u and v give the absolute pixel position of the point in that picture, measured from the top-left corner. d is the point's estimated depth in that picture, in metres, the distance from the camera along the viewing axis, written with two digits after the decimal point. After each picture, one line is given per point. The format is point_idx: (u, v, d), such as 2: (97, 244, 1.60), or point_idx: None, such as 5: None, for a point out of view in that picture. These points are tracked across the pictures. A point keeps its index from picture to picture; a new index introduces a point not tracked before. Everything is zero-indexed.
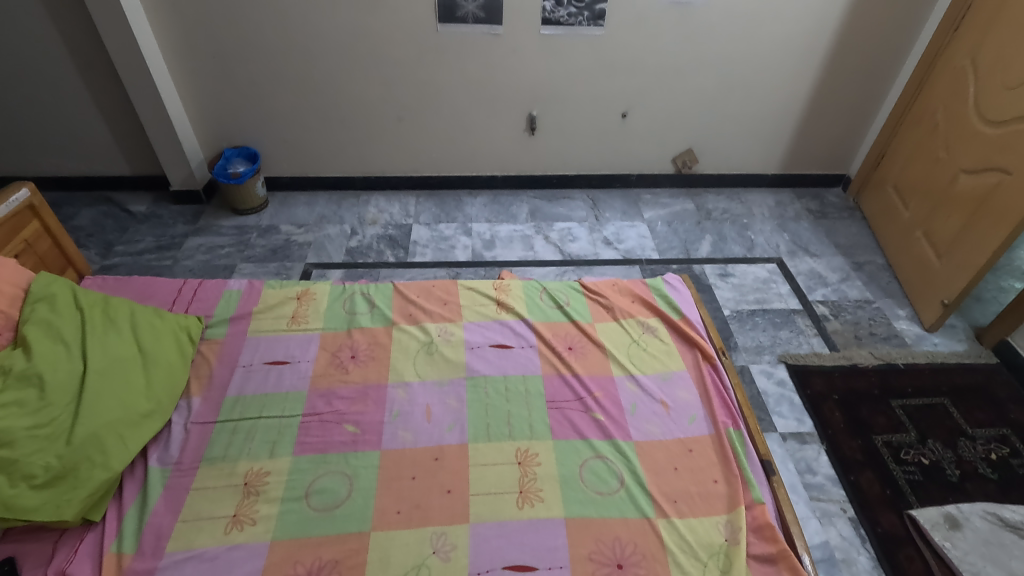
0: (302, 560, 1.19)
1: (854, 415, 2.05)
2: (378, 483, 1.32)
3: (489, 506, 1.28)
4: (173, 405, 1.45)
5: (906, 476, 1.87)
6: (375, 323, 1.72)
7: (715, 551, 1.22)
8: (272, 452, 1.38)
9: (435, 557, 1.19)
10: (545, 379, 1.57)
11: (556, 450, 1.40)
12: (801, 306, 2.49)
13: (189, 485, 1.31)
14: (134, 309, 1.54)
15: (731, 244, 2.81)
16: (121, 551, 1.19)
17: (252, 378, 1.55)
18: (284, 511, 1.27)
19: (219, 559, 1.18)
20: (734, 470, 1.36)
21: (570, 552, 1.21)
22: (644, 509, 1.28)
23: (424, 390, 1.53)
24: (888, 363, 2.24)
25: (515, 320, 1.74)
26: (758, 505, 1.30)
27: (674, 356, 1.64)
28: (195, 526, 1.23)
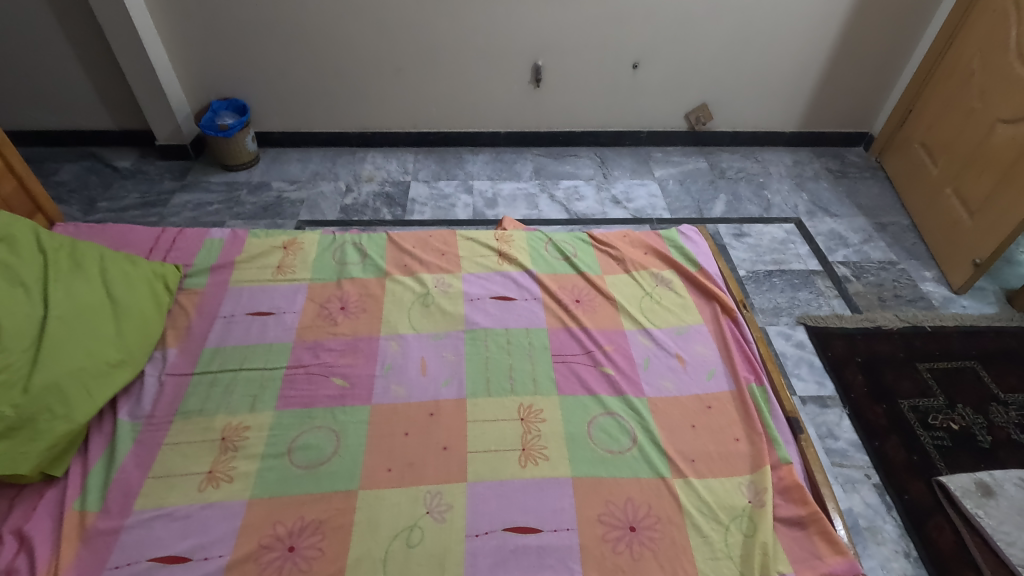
0: (282, 520, 1.07)
1: (878, 379, 1.92)
2: (368, 440, 1.21)
3: (488, 465, 1.17)
4: (147, 355, 1.33)
5: (934, 441, 1.76)
6: (366, 274, 1.59)
7: (738, 513, 1.10)
8: (252, 406, 1.26)
9: (429, 518, 1.08)
10: (550, 333, 1.45)
11: (562, 407, 1.29)
12: (821, 267, 2.36)
13: (161, 440, 1.20)
14: (104, 254, 1.41)
15: (746, 203, 2.67)
16: (84, 509, 1.08)
17: (234, 329, 1.43)
18: (265, 468, 1.16)
19: (192, 518, 1.07)
20: (758, 427, 1.23)
21: (577, 514, 1.09)
22: (658, 468, 1.17)
23: (419, 343, 1.42)
24: (914, 325, 2.11)
25: (518, 271, 1.61)
26: (785, 465, 1.16)
27: (691, 309, 1.50)
28: (167, 483, 1.12)
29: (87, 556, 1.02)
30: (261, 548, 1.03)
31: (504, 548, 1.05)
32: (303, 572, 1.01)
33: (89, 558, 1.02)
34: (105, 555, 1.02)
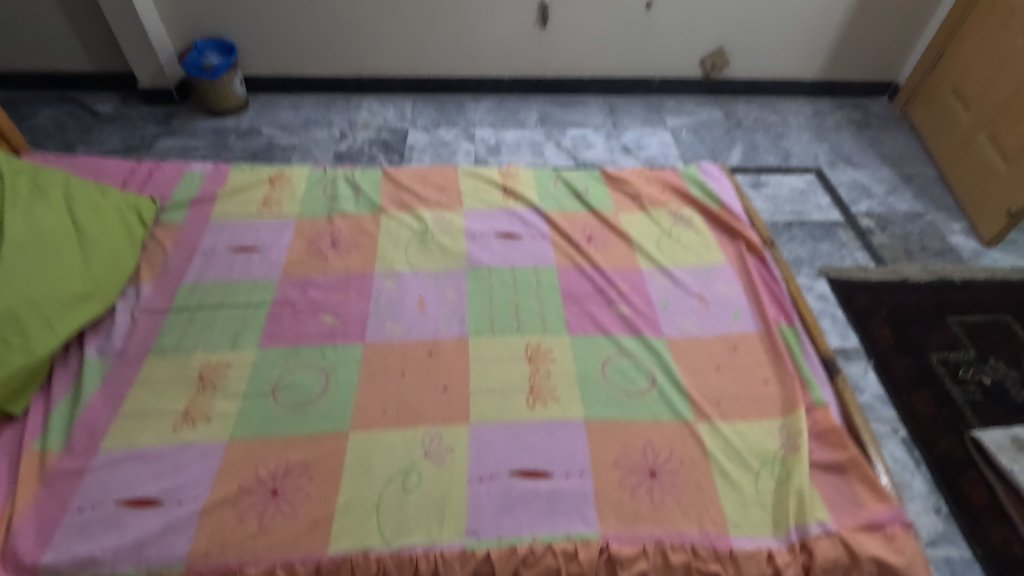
0: (265, 462, 0.97)
1: (905, 332, 1.81)
2: (360, 380, 1.10)
3: (493, 406, 1.06)
4: (118, 290, 1.21)
5: (965, 395, 1.66)
6: (359, 210, 1.46)
7: (769, 459, 0.99)
8: (233, 343, 1.15)
9: (428, 461, 0.98)
10: (560, 271, 1.33)
11: (574, 347, 1.17)
12: (843, 218, 2.22)
13: (133, 378, 1.08)
14: (70, 181, 1.28)
15: (764, 153, 2.52)
16: (45, 449, 0.97)
17: (215, 265, 1.31)
18: (246, 407, 1.05)
19: (165, 459, 0.97)
20: (790, 368, 1.12)
21: (590, 457, 0.99)
22: (681, 411, 1.06)
23: (417, 280, 1.30)
24: (942, 278, 1.99)
25: (525, 208, 1.48)
26: (821, 408, 1.05)
27: (713, 248, 1.38)
28: (138, 422, 1.02)
29: (47, 498, 0.92)
30: (241, 492, 0.93)
31: (511, 493, 0.94)
32: (287, 516, 0.91)
33: (49, 500, 0.91)
34: (67, 498, 0.92)
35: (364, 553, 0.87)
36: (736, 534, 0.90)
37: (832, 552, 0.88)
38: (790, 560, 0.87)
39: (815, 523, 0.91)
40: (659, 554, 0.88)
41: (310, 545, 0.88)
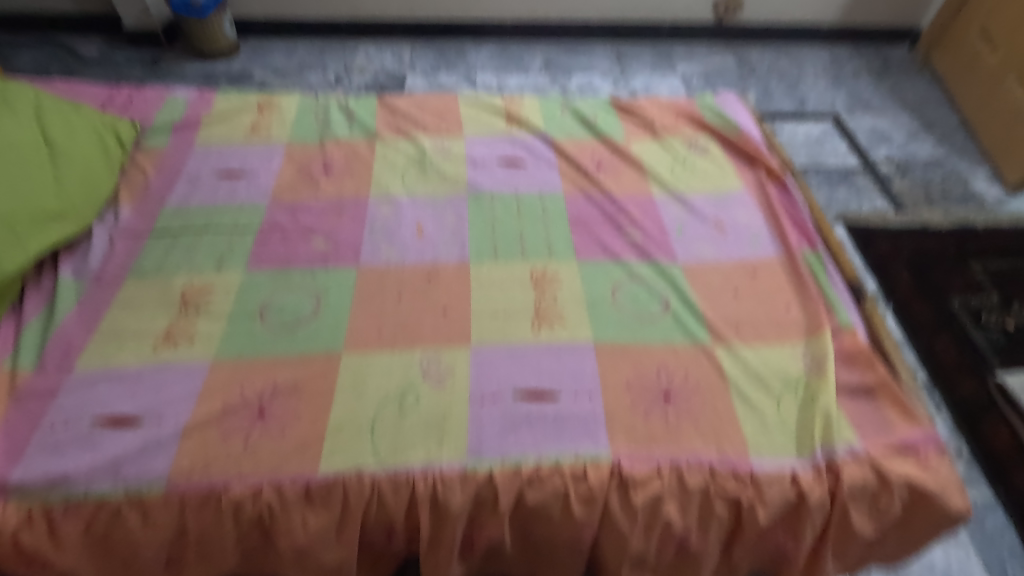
0: (251, 382, 0.91)
1: (926, 277, 1.73)
2: (353, 302, 1.03)
3: (496, 330, 1.00)
4: (95, 212, 1.14)
5: (987, 340, 1.59)
6: (353, 136, 1.36)
7: (793, 382, 0.93)
8: (219, 265, 1.07)
9: (427, 382, 0.91)
10: (567, 198, 1.24)
11: (582, 271, 1.10)
12: (861, 164, 2.13)
13: (110, 300, 1.01)
14: (41, 96, 1.19)
15: (778, 100, 2.40)
16: (16, 368, 0.91)
17: (199, 189, 1.23)
18: (232, 328, 0.98)
19: (144, 378, 0.90)
20: (814, 292, 1.04)
21: (600, 380, 0.93)
22: (697, 335, 0.99)
23: (414, 205, 1.22)
24: (964, 223, 1.90)
25: (529, 135, 1.39)
26: (847, 331, 0.98)
27: (730, 175, 1.29)
28: (116, 341, 0.95)
29: (18, 415, 0.86)
30: (225, 412, 0.87)
31: (514, 415, 0.88)
32: (274, 438, 0.84)
33: (19, 420, 0.85)
34: (39, 417, 0.85)
35: (357, 473, 0.82)
36: (757, 456, 0.84)
37: (860, 475, 0.82)
38: (815, 483, 0.81)
39: (842, 446, 0.84)
40: (675, 477, 0.82)
41: (299, 466, 0.82)
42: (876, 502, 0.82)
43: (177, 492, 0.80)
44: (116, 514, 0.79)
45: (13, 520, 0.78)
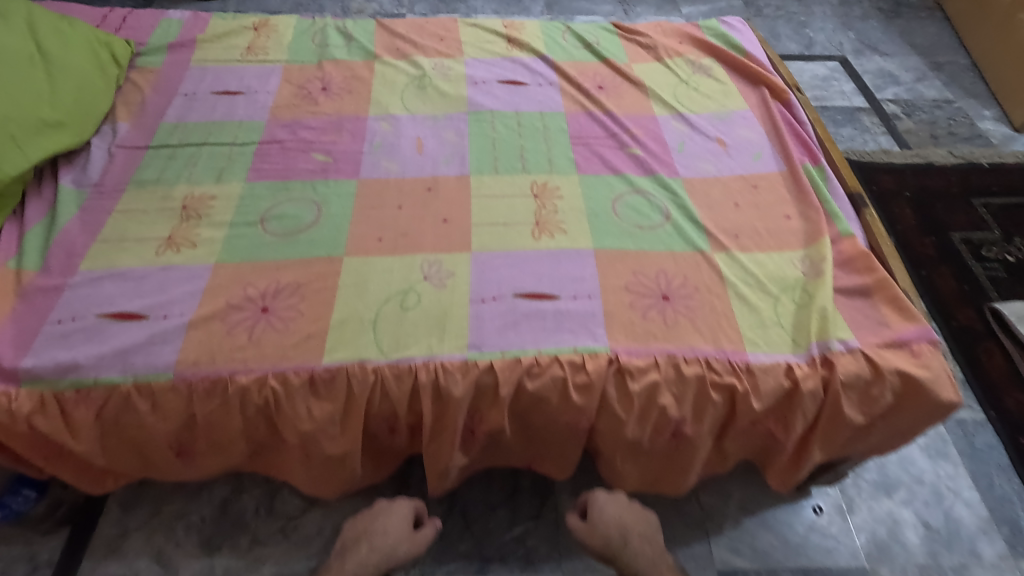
0: (254, 283, 0.92)
1: (928, 212, 1.72)
2: (353, 211, 1.03)
3: (496, 236, 1.00)
4: (92, 126, 1.13)
5: (987, 272, 1.59)
6: (351, 57, 1.34)
7: (790, 285, 0.93)
8: (219, 177, 1.07)
9: (428, 283, 0.92)
10: (569, 117, 1.22)
11: (583, 185, 1.09)
12: (868, 104, 2.09)
13: (112, 207, 1.01)
14: (30, 4, 1.15)
15: (785, 41, 2.35)
16: (21, 268, 0.91)
17: (197, 106, 1.21)
18: (234, 235, 0.98)
19: (148, 279, 0.91)
20: (814, 202, 1.04)
21: (600, 283, 0.94)
22: (697, 243, 0.99)
23: (413, 123, 1.20)
24: (970, 161, 1.88)
25: (530, 57, 1.36)
26: (847, 238, 0.98)
27: (734, 95, 1.27)
28: (118, 246, 0.95)
29: (25, 311, 0.87)
30: (229, 308, 0.88)
31: (514, 313, 0.89)
32: (278, 331, 0.86)
33: (26, 314, 0.87)
34: (46, 311, 0.87)
35: (360, 364, 0.83)
36: (753, 350, 0.86)
37: (854, 367, 0.84)
38: (808, 374, 0.83)
39: (837, 341, 0.86)
40: (672, 368, 0.84)
41: (303, 357, 0.84)
42: (867, 392, 0.84)
43: (184, 380, 0.82)
44: (127, 401, 0.82)
45: (26, 406, 0.80)
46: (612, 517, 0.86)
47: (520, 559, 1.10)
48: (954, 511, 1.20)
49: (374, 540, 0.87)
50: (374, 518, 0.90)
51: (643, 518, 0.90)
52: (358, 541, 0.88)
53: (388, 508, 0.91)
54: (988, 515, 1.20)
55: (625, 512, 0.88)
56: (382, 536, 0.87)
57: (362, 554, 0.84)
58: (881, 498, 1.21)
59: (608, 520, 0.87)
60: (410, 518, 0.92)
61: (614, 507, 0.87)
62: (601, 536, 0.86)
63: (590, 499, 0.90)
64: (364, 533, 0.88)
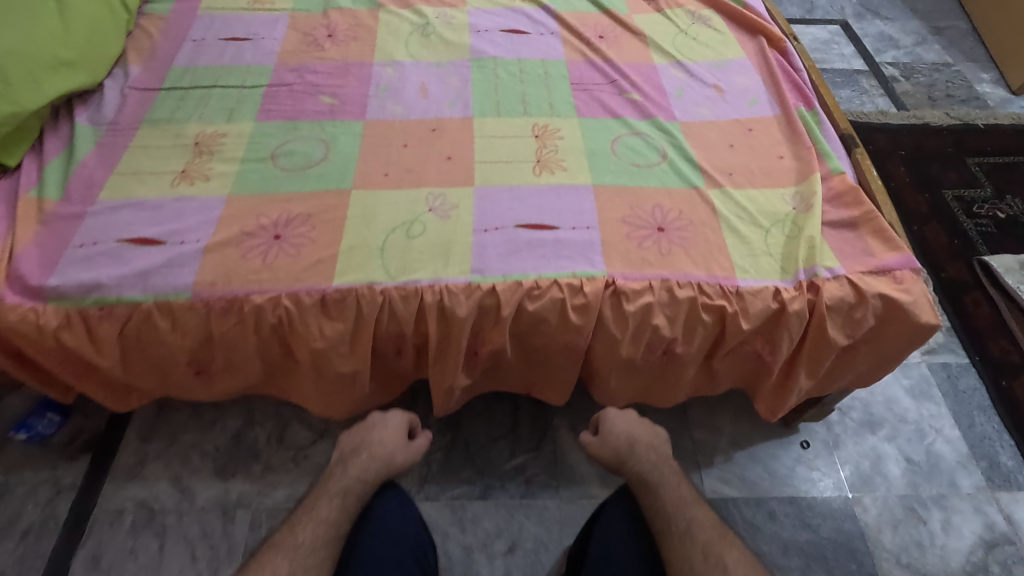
0: (266, 214, 0.95)
1: (922, 170, 1.75)
2: (360, 149, 1.06)
3: (498, 173, 1.03)
4: (105, 68, 1.15)
5: (977, 228, 1.63)
6: (356, 6, 1.35)
7: (781, 219, 0.97)
8: (229, 117, 1.10)
9: (433, 214, 0.96)
10: (569, 64, 1.25)
11: (583, 128, 1.12)
12: (867, 67, 2.10)
13: (127, 143, 1.05)
14: None
15: (787, 4, 2.35)
16: (42, 197, 0.95)
17: (206, 52, 1.24)
18: (245, 170, 1.02)
19: (164, 208, 0.95)
20: (807, 142, 1.07)
21: (598, 216, 0.97)
22: (692, 180, 1.03)
23: (418, 69, 1.22)
24: (965, 122, 1.90)
25: (533, 7, 1.37)
26: (837, 176, 1.02)
27: (732, 45, 1.29)
28: (134, 178, 0.99)
29: (48, 236, 0.91)
30: (243, 236, 0.92)
31: (516, 242, 0.93)
32: (290, 256, 0.90)
33: (50, 238, 0.91)
34: (68, 236, 0.91)
35: (369, 286, 0.88)
36: (743, 277, 0.90)
37: (839, 292, 0.88)
38: (795, 297, 0.88)
39: (824, 269, 0.90)
40: (665, 291, 0.88)
41: (314, 279, 0.88)
42: (851, 316, 0.89)
43: (202, 299, 0.87)
44: (149, 318, 0.87)
45: (54, 321, 0.85)
46: (621, 429, 0.81)
47: (519, 486, 1.16)
48: (935, 447, 1.25)
49: (373, 449, 0.79)
50: (371, 430, 0.83)
51: (651, 432, 0.84)
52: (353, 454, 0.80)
53: (384, 419, 0.85)
54: (968, 452, 1.25)
55: (635, 426, 0.83)
56: (382, 444, 0.80)
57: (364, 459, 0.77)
58: (866, 435, 1.26)
59: (618, 434, 0.82)
60: (406, 429, 0.86)
61: (622, 419, 0.83)
62: (611, 449, 0.81)
63: (601, 416, 0.86)
64: (362, 443, 0.81)
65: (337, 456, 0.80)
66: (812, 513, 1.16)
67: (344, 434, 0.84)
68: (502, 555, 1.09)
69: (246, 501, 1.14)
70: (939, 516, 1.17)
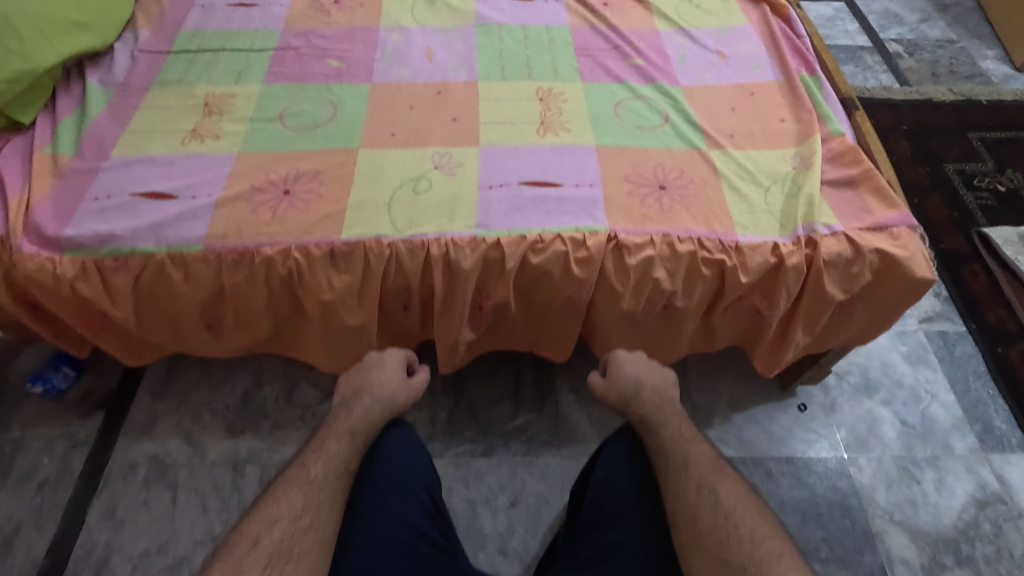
0: (276, 170, 0.97)
1: (923, 144, 1.76)
2: (367, 110, 1.08)
3: (502, 134, 1.05)
4: (114, 31, 1.16)
5: (977, 201, 1.64)
6: None
7: (780, 178, 0.99)
8: (238, 79, 1.12)
9: (438, 172, 0.98)
10: (573, 30, 1.25)
11: (586, 91, 1.13)
12: (871, 43, 2.10)
13: (138, 104, 1.07)
14: None
15: None
16: (57, 153, 0.97)
17: (214, 17, 1.25)
18: (254, 130, 1.04)
19: (176, 165, 0.98)
20: (808, 105, 1.08)
21: (601, 175, 0.99)
22: (693, 141, 1.04)
23: (423, 34, 1.23)
24: (968, 98, 1.90)
25: None
26: (837, 137, 1.03)
27: (735, 12, 1.29)
28: (146, 136, 1.01)
29: (64, 189, 0.94)
30: (253, 191, 0.94)
31: (520, 198, 0.95)
32: (299, 210, 0.92)
33: (64, 191, 0.93)
34: (82, 190, 0.94)
35: (376, 239, 0.89)
36: (743, 233, 0.92)
37: (837, 248, 0.90)
38: (794, 251, 0.90)
39: (823, 225, 0.92)
40: (666, 246, 0.90)
41: (323, 232, 0.90)
42: (848, 271, 0.91)
43: (214, 251, 0.89)
44: (162, 270, 0.89)
45: (70, 271, 0.88)
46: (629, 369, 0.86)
47: (522, 445, 1.19)
48: (930, 411, 1.27)
49: (374, 391, 0.81)
50: (369, 372, 0.85)
51: (659, 374, 0.89)
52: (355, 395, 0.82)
53: (381, 359, 0.87)
54: (962, 415, 1.27)
55: (642, 368, 0.88)
56: (382, 386, 0.82)
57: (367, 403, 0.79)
58: (862, 398, 1.29)
59: (625, 375, 0.87)
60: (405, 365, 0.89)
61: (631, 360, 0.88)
62: (617, 390, 0.86)
63: (612, 357, 0.91)
64: (362, 387, 0.82)
65: (338, 400, 0.82)
66: (807, 473, 1.19)
67: (345, 376, 0.86)
68: (506, 509, 1.12)
69: (256, 456, 1.17)
70: (932, 476, 1.19)
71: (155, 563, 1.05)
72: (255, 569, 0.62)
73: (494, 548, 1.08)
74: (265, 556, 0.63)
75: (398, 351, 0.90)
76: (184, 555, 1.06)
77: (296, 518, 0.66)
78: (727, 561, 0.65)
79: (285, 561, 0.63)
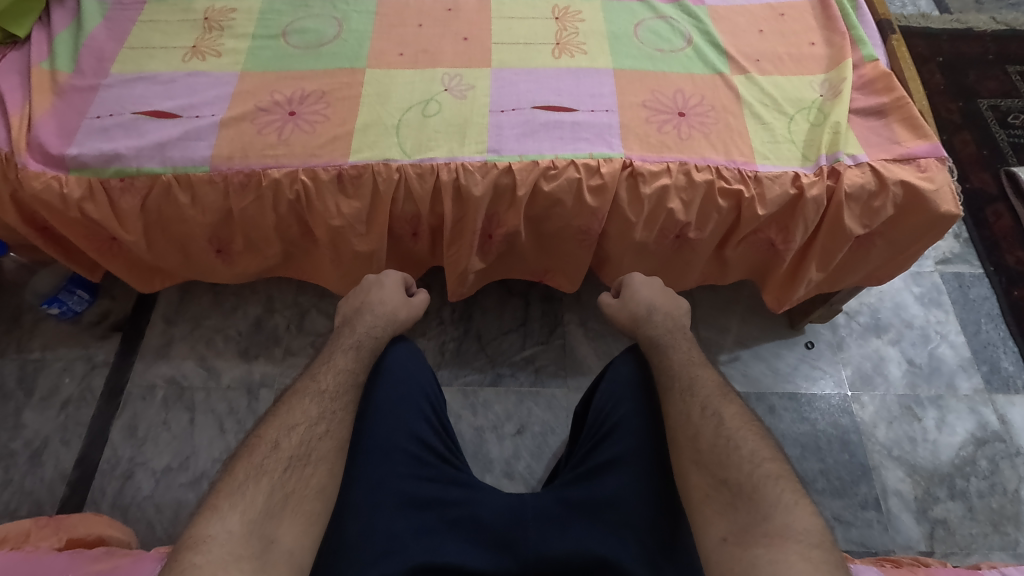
0: (280, 91, 0.94)
1: (958, 78, 1.67)
2: (374, 28, 1.02)
3: (516, 55, 1.00)
4: None
5: (1010, 139, 1.57)
6: None
7: (805, 106, 0.95)
8: None
9: (448, 95, 0.94)
10: None
11: (605, 10, 1.06)
12: None
13: (135, 18, 1.02)
14: None
15: None
16: (54, 70, 0.94)
17: None
18: (256, 48, 0.99)
19: (177, 84, 0.94)
20: (841, 28, 1.01)
21: (618, 100, 0.95)
22: (717, 66, 0.99)
23: None
24: (1011, 28, 1.78)
25: None
26: (870, 63, 0.98)
27: None
28: (145, 54, 0.98)
29: (65, 108, 0.92)
30: (258, 111, 0.91)
31: (533, 122, 0.91)
32: (305, 132, 0.90)
33: (66, 109, 0.91)
34: (84, 108, 0.92)
35: (384, 163, 0.87)
36: (763, 162, 0.89)
37: (860, 179, 0.87)
38: (815, 183, 0.87)
39: (847, 156, 0.88)
40: (683, 174, 0.88)
41: (330, 155, 0.88)
42: (870, 204, 0.89)
43: (220, 173, 0.87)
44: (169, 191, 0.88)
45: (77, 191, 0.87)
46: (642, 296, 0.87)
47: (529, 374, 1.21)
48: (938, 351, 1.27)
49: (375, 311, 0.82)
50: (369, 292, 0.85)
51: (671, 301, 0.88)
52: (357, 314, 0.83)
53: (380, 281, 0.87)
54: (970, 356, 1.27)
55: (656, 295, 0.88)
56: (383, 304, 0.83)
57: (368, 319, 0.80)
58: (871, 338, 1.29)
59: (638, 299, 0.87)
60: (404, 287, 0.89)
61: (645, 288, 0.88)
62: (629, 312, 0.87)
63: (625, 281, 0.92)
64: (363, 306, 0.83)
65: (340, 319, 0.83)
66: (810, 408, 1.21)
67: (346, 297, 0.87)
68: (512, 436, 1.15)
69: (269, 380, 1.19)
70: (934, 414, 1.21)
71: (177, 478, 1.10)
72: (277, 469, 0.65)
73: (501, 472, 1.12)
74: (286, 459, 0.66)
75: (396, 272, 0.90)
76: (204, 471, 1.11)
77: (312, 425, 0.70)
78: (724, 479, 0.67)
79: (305, 464, 0.67)
